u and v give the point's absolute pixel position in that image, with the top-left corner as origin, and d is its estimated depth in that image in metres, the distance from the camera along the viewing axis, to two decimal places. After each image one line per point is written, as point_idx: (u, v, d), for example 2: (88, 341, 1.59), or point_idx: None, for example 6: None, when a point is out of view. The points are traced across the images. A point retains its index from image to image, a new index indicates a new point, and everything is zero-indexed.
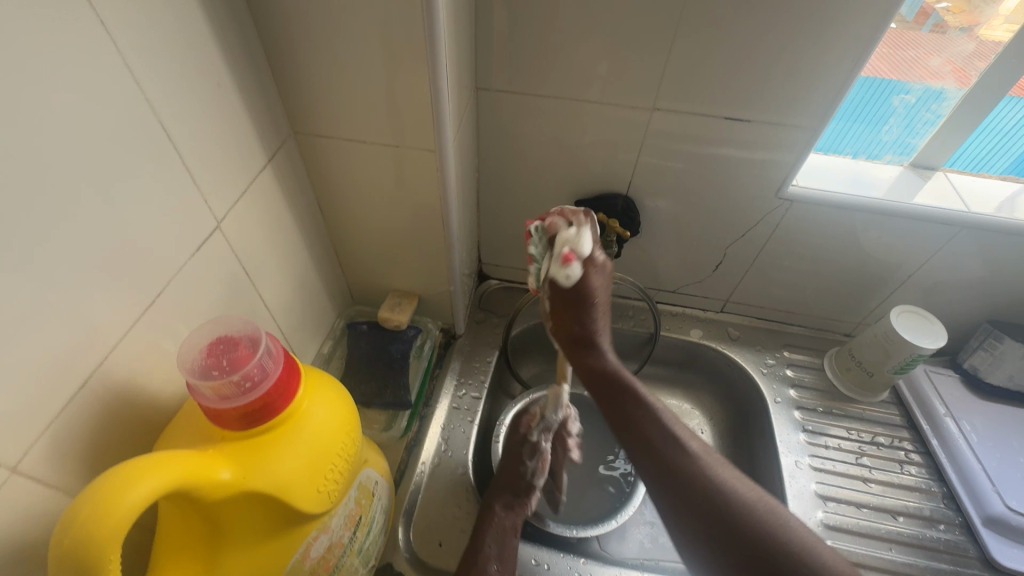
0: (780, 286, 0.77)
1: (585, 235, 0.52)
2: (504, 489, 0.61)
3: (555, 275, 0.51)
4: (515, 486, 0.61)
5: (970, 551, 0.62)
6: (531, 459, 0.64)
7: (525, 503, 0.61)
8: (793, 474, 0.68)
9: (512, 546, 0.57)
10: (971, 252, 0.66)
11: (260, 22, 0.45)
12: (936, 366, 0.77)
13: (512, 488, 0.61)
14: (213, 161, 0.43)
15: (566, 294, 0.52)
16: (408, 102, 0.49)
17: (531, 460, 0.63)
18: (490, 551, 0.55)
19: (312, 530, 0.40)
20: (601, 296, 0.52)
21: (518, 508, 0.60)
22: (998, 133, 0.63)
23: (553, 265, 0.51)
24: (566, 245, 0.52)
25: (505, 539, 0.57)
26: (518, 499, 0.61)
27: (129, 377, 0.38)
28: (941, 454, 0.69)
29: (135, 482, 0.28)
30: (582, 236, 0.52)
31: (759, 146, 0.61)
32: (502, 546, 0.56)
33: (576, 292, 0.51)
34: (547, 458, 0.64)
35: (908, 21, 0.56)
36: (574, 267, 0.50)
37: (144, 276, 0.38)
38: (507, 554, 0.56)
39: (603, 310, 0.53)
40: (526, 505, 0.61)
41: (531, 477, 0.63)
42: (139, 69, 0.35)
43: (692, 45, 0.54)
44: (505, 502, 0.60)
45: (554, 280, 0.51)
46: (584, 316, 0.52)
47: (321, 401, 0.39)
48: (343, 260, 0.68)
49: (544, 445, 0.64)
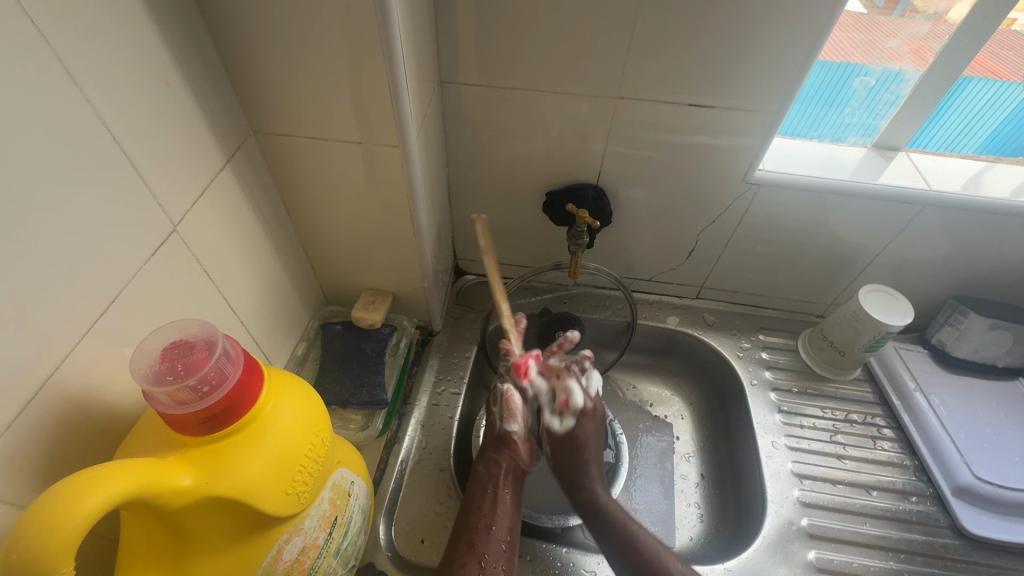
0: (752, 270, 0.78)
1: (580, 389, 0.63)
2: (484, 448, 0.62)
3: (549, 423, 0.62)
4: (493, 443, 0.61)
5: (941, 520, 0.64)
6: (496, 405, 0.63)
7: (509, 453, 0.60)
8: (770, 454, 0.69)
9: (512, 504, 0.57)
10: (935, 228, 0.67)
11: (211, 20, 0.44)
12: (906, 342, 0.78)
13: (490, 445, 0.61)
14: (166, 165, 0.42)
15: (553, 440, 0.62)
16: (369, 98, 0.48)
17: (497, 407, 0.63)
18: (488, 509, 0.55)
19: (283, 532, 0.40)
20: (590, 446, 0.62)
21: (501, 460, 0.59)
22: (968, 114, 0.64)
23: (547, 411, 0.62)
24: (562, 393, 0.63)
25: (494, 492, 0.56)
26: (501, 451, 0.60)
27: (85, 385, 0.37)
28: (912, 428, 0.71)
29: (88, 492, 0.28)
30: (576, 390, 0.63)
31: (725, 132, 0.62)
32: (494, 502, 0.56)
33: (568, 439, 0.61)
34: (511, 395, 0.62)
35: (878, 6, 0.57)
36: (566, 418, 0.62)
37: (96, 283, 0.37)
38: (500, 504, 0.56)
39: (593, 455, 0.61)
40: (512, 454, 0.60)
41: (501, 423, 0.62)
42: (78, 72, 0.34)
43: (652, 33, 0.54)
44: (489, 457, 0.60)
45: (547, 429, 0.62)
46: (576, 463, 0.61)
47: (287, 402, 0.39)
48: (313, 261, 0.67)
49: (503, 387, 0.62)
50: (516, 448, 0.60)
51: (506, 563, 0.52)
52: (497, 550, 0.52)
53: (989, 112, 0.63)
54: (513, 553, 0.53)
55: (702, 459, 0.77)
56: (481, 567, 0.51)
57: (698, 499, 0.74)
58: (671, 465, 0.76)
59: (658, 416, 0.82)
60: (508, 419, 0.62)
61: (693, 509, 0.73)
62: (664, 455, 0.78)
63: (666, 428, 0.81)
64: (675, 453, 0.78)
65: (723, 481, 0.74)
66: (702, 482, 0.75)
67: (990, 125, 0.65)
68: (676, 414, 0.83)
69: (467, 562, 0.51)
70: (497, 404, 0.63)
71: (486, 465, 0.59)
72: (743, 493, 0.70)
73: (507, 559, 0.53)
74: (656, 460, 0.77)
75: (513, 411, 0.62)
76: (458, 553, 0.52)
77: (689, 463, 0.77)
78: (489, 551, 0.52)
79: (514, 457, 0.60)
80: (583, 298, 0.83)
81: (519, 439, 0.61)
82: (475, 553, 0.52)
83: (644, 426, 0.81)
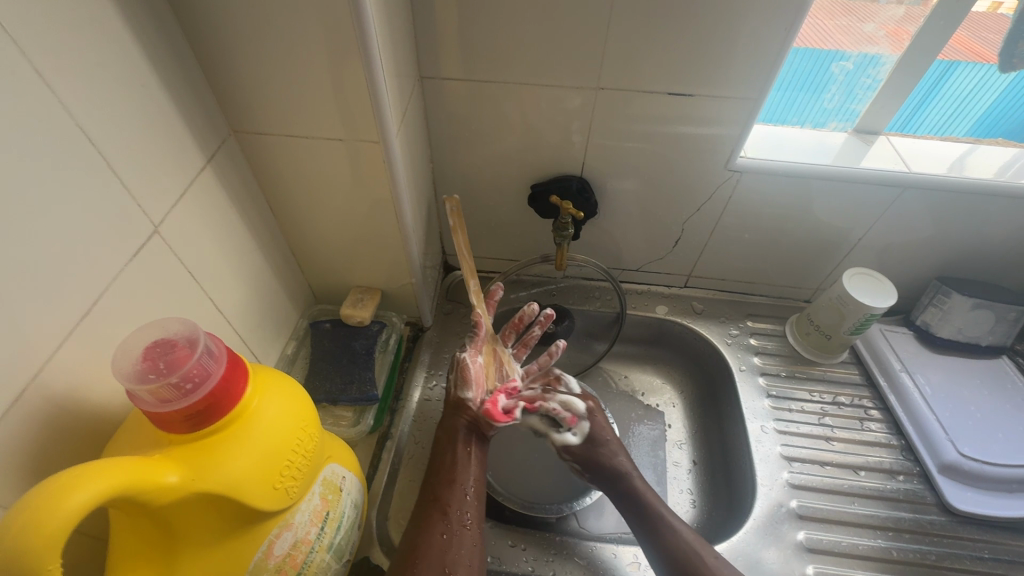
0: (738, 257, 0.79)
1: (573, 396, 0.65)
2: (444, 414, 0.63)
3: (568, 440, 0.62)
4: (450, 410, 0.62)
5: (927, 497, 0.65)
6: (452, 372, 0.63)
7: (468, 417, 0.61)
8: (759, 439, 0.70)
9: (473, 456, 0.59)
10: (918, 210, 0.67)
11: (185, 20, 0.44)
12: (891, 324, 0.79)
13: (448, 414, 0.62)
14: (146, 167, 0.42)
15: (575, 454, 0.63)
16: (350, 95, 0.48)
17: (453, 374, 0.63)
18: (450, 465, 0.58)
19: (273, 527, 0.40)
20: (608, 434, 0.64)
21: (460, 424, 0.60)
22: (956, 97, 0.65)
23: (556, 432, 0.63)
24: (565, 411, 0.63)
25: (455, 452, 0.59)
26: (462, 413, 0.61)
27: (68, 388, 0.37)
28: (898, 408, 0.72)
29: (72, 491, 0.28)
30: (571, 400, 0.63)
31: (706, 120, 0.62)
32: (455, 458, 0.58)
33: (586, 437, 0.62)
34: (467, 364, 0.62)
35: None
36: (579, 429, 0.63)
37: (78, 285, 0.37)
38: (461, 460, 0.58)
39: (613, 443, 0.63)
40: (471, 415, 0.61)
41: (456, 391, 0.62)
42: (53, 77, 0.34)
43: (631, 24, 0.55)
44: (446, 422, 0.61)
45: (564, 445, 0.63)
46: (602, 448, 0.62)
47: (273, 398, 0.39)
48: (300, 260, 0.68)
49: (461, 356, 0.62)
50: (475, 414, 0.61)
51: (471, 510, 0.55)
52: (462, 498, 0.55)
53: (977, 95, 0.64)
54: (478, 501, 0.56)
55: (694, 446, 0.78)
56: (445, 515, 0.53)
57: (690, 485, 0.75)
58: (663, 453, 0.77)
59: (650, 405, 0.83)
60: (463, 386, 0.62)
61: (686, 495, 0.73)
62: (656, 443, 0.78)
63: (658, 417, 0.82)
64: (668, 441, 0.79)
65: (714, 467, 0.75)
66: (695, 469, 0.76)
67: (982, 106, 0.66)
68: (667, 402, 0.83)
69: (432, 513, 0.53)
70: (452, 371, 0.63)
71: (446, 429, 0.61)
72: (734, 478, 0.71)
73: (472, 506, 0.55)
74: (648, 448, 0.77)
75: (468, 378, 0.61)
76: (424, 508, 0.54)
77: (681, 450, 0.78)
78: (453, 501, 0.54)
79: (475, 422, 0.61)
80: (572, 290, 0.83)
81: (477, 407, 0.61)
82: (439, 504, 0.54)
83: (636, 415, 0.81)
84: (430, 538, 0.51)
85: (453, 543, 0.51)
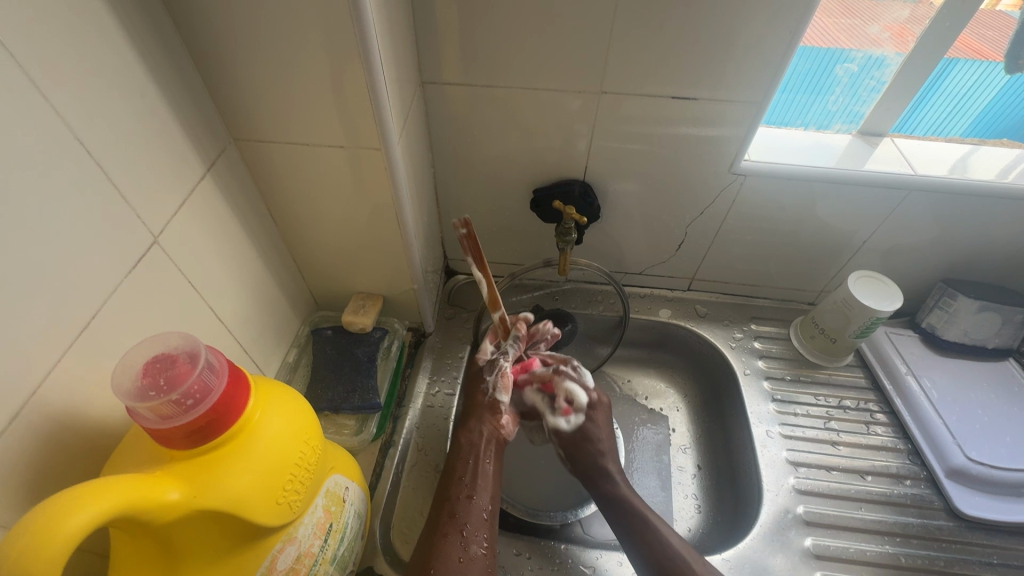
0: (743, 260, 0.78)
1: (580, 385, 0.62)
2: (466, 418, 0.63)
3: (558, 426, 0.62)
4: (478, 412, 0.62)
5: (935, 502, 0.65)
6: (492, 375, 0.64)
7: (491, 420, 0.61)
8: (765, 443, 0.70)
9: (491, 470, 0.58)
10: (923, 213, 0.67)
11: (183, 26, 0.43)
12: (897, 327, 0.79)
13: (473, 416, 0.62)
14: (145, 177, 0.42)
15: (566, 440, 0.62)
16: (351, 102, 0.48)
17: (490, 377, 0.63)
18: (471, 479, 0.57)
19: (276, 541, 0.40)
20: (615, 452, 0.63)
21: (483, 431, 0.60)
22: (956, 95, 0.64)
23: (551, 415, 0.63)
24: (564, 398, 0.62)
25: (477, 465, 0.58)
26: (485, 420, 0.61)
27: (68, 403, 0.37)
28: (904, 411, 0.71)
29: (71, 512, 0.28)
30: (574, 390, 0.61)
31: (709, 123, 0.62)
32: (475, 473, 0.57)
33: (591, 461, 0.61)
34: (507, 372, 0.63)
35: None
36: (573, 418, 0.62)
37: (74, 298, 0.37)
38: (481, 476, 0.57)
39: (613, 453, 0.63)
40: (495, 422, 0.61)
41: (493, 393, 0.62)
42: (47, 87, 0.33)
43: (634, 26, 0.54)
44: (471, 427, 0.61)
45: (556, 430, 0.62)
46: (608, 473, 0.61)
47: (275, 411, 0.38)
48: (301, 267, 0.67)
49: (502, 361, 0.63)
50: (500, 420, 0.61)
51: (486, 531, 0.54)
52: (479, 519, 0.54)
53: (975, 93, 0.63)
54: (492, 522, 0.55)
55: (698, 450, 0.78)
56: (463, 536, 0.52)
57: (695, 490, 0.74)
58: (668, 457, 0.77)
59: (653, 410, 0.82)
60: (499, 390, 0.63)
61: (691, 500, 0.73)
62: (660, 448, 0.78)
63: (661, 421, 0.81)
64: (672, 445, 0.79)
65: (718, 471, 0.74)
66: (699, 473, 0.75)
67: (980, 105, 0.65)
68: (671, 406, 0.83)
69: (449, 532, 0.52)
70: (491, 374, 0.64)
71: (470, 435, 0.60)
72: (739, 483, 0.71)
73: (488, 527, 0.54)
74: (652, 453, 0.77)
75: (507, 384, 0.62)
76: (440, 526, 0.53)
77: (685, 454, 0.77)
78: (470, 521, 0.54)
79: (497, 427, 0.61)
80: (574, 294, 0.83)
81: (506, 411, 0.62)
82: (456, 524, 0.53)
83: (640, 419, 0.81)
84: (446, 561, 0.50)
85: (469, 568, 0.50)
